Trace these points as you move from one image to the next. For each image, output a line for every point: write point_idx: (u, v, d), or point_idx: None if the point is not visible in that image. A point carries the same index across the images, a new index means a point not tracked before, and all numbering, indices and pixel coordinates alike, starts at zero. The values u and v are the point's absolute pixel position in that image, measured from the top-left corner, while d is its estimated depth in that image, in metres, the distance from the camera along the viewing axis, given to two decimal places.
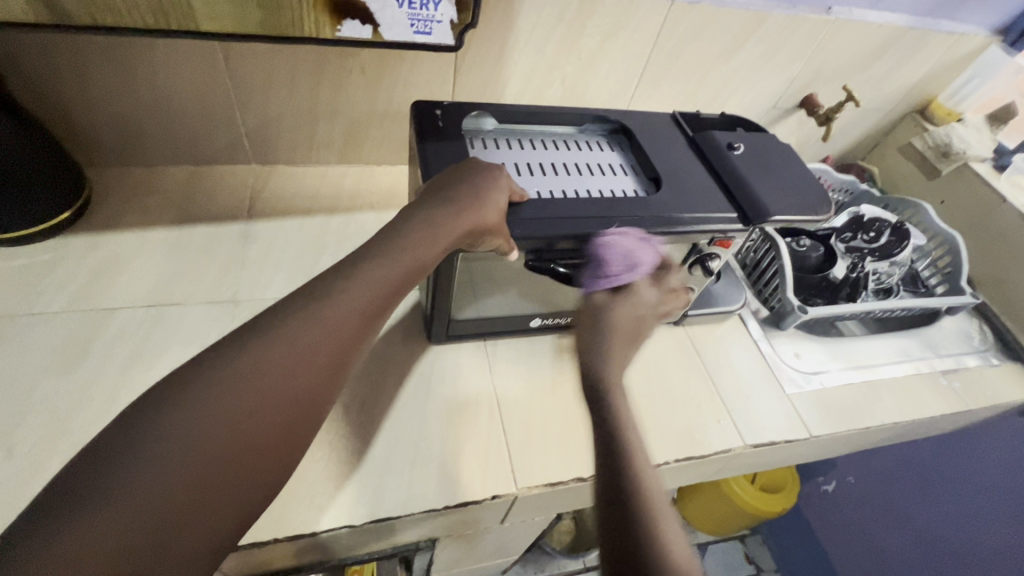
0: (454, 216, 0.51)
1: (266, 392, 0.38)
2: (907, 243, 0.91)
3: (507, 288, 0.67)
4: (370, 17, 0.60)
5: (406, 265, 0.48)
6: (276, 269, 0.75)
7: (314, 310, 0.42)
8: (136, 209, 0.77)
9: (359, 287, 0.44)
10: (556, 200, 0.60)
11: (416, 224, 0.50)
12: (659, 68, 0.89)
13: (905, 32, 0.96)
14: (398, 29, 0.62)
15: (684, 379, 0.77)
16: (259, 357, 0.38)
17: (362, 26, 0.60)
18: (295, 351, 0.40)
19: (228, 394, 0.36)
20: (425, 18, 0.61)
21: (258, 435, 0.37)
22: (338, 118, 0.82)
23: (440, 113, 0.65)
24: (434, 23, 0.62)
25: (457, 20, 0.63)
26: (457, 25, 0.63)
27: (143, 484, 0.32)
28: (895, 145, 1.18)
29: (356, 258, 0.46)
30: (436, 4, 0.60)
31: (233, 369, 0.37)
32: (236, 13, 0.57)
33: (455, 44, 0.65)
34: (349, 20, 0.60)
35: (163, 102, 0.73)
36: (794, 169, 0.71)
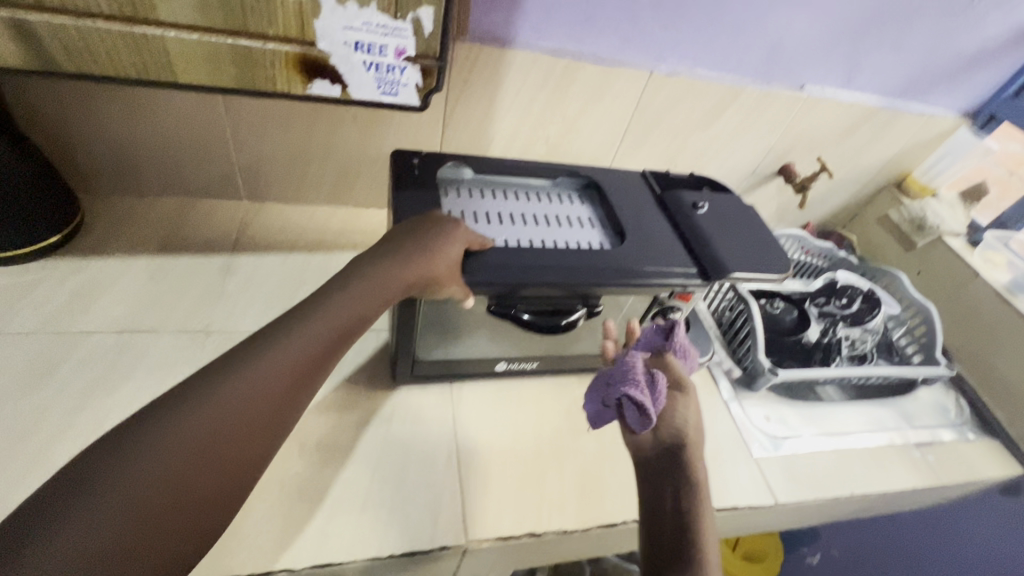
0: (414, 260, 0.53)
1: (221, 426, 0.39)
2: (878, 310, 0.92)
3: (471, 330, 0.67)
4: (339, 78, 0.62)
5: (363, 305, 0.49)
6: (252, 302, 0.76)
7: (272, 347, 0.43)
8: (123, 237, 0.79)
9: (318, 325, 0.46)
10: (519, 248, 0.62)
11: (377, 266, 0.52)
12: (640, 132, 0.94)
13: (876, 110, 1.01)
14: (366, 90, 0.64)
15: None
16: (217, 394, 0.40)
17: (331, 85, 0.63)
18: (252, 387, 0.41)
19: (184, 430, 0.38)
20: (392, 81, 0.63)
21: (209, 470, 0.38)
22: (329, 161, 0.86)
23: (418, 161, 0.68)
24: (400, 86, 0.64)
25: (422, 85, 0.64)
26: (421, 88, 0.65)
27: (92, 520, 0.33)
28: (873, 216, 1.21)
29: (317, 297, 0.48)
30: (402, 69, 0.63)
31: (193, 407, 0.39)
32: (214, 68, 0.59)
33: (421, 105, 0.66)
34: (318, 80, 0.62)
35: (161, 138, 0.77)
36: (755, 230, 0.74)
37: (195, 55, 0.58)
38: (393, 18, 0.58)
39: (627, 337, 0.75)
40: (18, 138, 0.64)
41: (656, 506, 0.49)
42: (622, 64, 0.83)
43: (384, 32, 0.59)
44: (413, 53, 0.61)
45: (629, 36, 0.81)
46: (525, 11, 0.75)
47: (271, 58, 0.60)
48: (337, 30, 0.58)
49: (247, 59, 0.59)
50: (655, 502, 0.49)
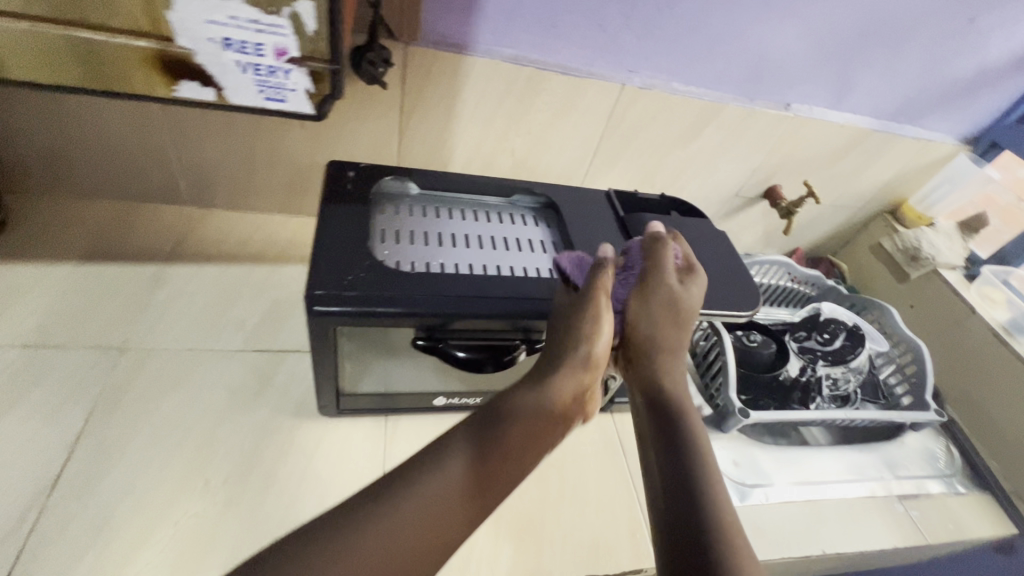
0: (555, 371, 0.52)
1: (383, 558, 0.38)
2: (862, 349, 0.86)
3: (400, 364, 0.60)
4: (210, 79, 0.51)
5: (530, 430, 0.49)
6: (178, 318, 0.70)
7: (457, 471, 0.44)
8: (49, 242, 0.74)
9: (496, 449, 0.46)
10: (456, 274, 0.56)
11: (521, 389, 0.51)
12: (613, 148, 0.88)
13: (869, 133, 0.95)
14: (246, 94, 0.53)
15: (602, 481, 0.69)
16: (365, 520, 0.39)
17: (202, 88, 0.52)
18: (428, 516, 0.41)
19: (330, 561, 0.37)
20: (275, 85, 0.52)
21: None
22: (278, 169, 0.81)
23: (354, 174, 0.63)
24: (287, 91, 0.53)
25: (314, 90, 0.54)
26: (313, 95, 0.54)
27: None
28: (865, 244, 1.14)
29: (514, 416, 0.49)
30: (285, 72, 0.52)
31: (326, 539, 0.38)
32: (49, 65, 0.48)
33: (316, 113, 0.56)
34: (185, 81, 0.51)
35: (94, 139, 0.73)
36: (723, 263, 0.69)
37: (22, 50, 0.47)
38: (268, 15, 0.47)
39: None
40: None
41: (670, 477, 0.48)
42: (592, 75, 0.78)
43: (258, 31, 0.48)
44: (297, 54, 0.50)
45: (598, 46, 0.76)
46: (485, 15, 0.70)
47: (120, 54, 0.48)
48: (199, 25, 0.47)
49: (88, 54, 0.48)
50: (667, 474, 0.48)
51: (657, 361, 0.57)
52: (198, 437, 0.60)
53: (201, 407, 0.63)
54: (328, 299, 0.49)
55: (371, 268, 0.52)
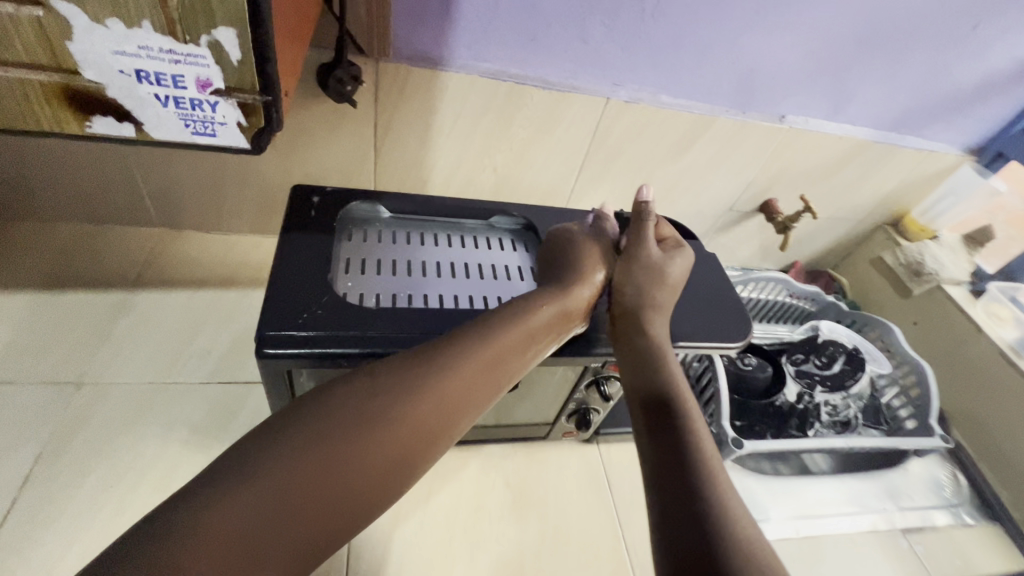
0: (538, 299, 0.50)
1: (362, 454, 0.36)
2: (862, 374, 0.81)
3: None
4: (125, 113, 0.36)
5: (516, 338, 0.46)
6: (140, 348, 0.67)
7: (440, 378, 0.41)
8: (8, 268, 0.71)
9: (481, 357, 0.44)
10: (422, 308, 0.53)
11: (504, 309, 0.49)
12: (600, 163, 0.85)
13: (868, 144, 0.91)
14: (165, 129, 0.38)
15: (585, 519, 0.65)
16: (343, 415, 0.37)
17: (119, 123, 0.37)
18: (409, 416, 0.39)
19: (303, 451, 0.35)
20: (197, 119, 0.37)
21: (329, 500, 0.35)
22: (249, 189, 0.78)
23: (318, 200, 0.59)
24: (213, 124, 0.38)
25: (245, 122, 0.38)
26: (246, 127, 0.38)
27: (195, 540, 0.30)
28: (866, 257, 1.10)
29: (483, 326, 0.46)
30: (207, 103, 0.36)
31: (302, 431, 0.36)
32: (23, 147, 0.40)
33: (254, 149, 0.41)
34: (98, 116, 0.36)
35: (53, 161, 0.70)
36: (711, 287, 0.65)
37: None
38: (183, 42, 0.33)
39: (560, 407, 0.64)
40: None
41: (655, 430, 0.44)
42: (575, 89, 0.75)
43: (170, 58, 0.33)
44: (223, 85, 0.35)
45: (581, 58, 0.72)
46: (460, 29, 0.66)
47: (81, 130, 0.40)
48: (108, 57, 0.32)
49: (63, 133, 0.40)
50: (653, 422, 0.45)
51: (633, 323, 0.54)
52: (154, 478, 0.57)
53: (158, 445, 0.59)
54: (280, 340, 0.46)
55: (329, 304, 0.49)
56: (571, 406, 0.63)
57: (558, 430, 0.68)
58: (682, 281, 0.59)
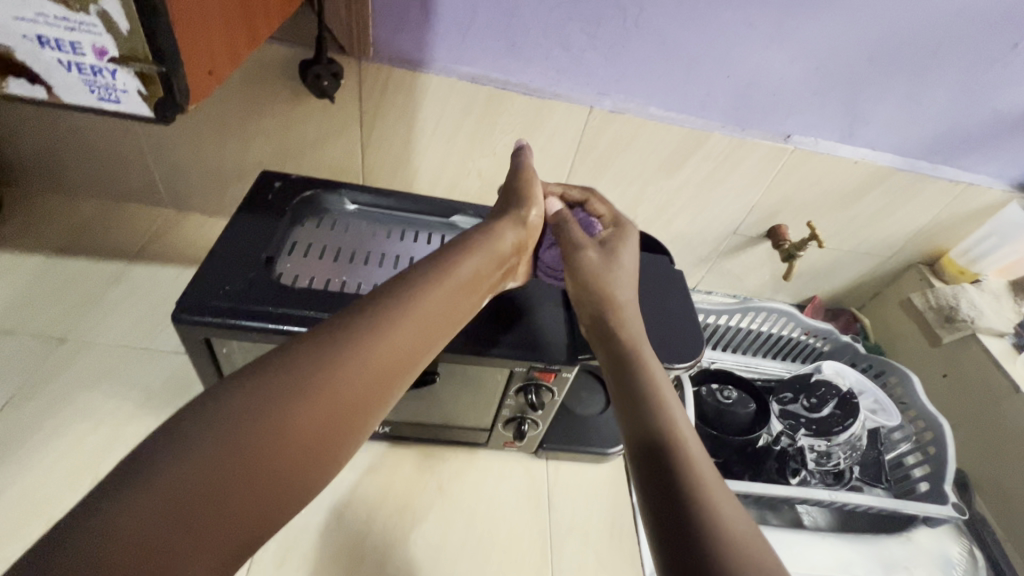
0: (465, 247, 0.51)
1: (297, 427, 0.36)
2: (853, 422, 0.71)
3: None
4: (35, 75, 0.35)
5: (440, 310, 0.47)
6: (123, 316, 0.72)
7: (376, 348, 0.42)
8: (31, 234, 0.79)
9: (407, 324, 0.44)
10: (348, 294, 0.53)
11: (426, 265, 0.49)
12: (587, 175, 0.83)
13: (891, 172, 0.83)
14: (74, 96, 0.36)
15: (514, 535, 0.62)
16: (265, 390, 0.37)
17: (31, 85, 0.35)
18: (338, 385, 0.39)
19: (233, 430, 0.35)
20: (102, 87, 0.36)
21: (269, 473, 0.35)
22: (246, 178, 0.83)
23: (279, 185, 0.62)
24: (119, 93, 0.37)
25: (146, 93, 0.36)
26: (147, 98, 0.37)
27: (126, 533, 0.30)
28: (895, 298, 1.00)
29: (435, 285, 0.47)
30: (108, 69, 0.35)
31: (223, 412, 0.35)
32: None
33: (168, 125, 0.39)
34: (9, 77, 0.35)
35: (77, 141, 0.77)
36: (668, 304, 0.61)
37: None
38: (75, 10, 0.32)
39: (497, 413, 0.61)
40: None
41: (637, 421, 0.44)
42: (557, 97, 0.74)
43: (66, 25, 0.33)
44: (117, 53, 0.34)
45: (562, 66, 0.71)
46: (438, 32, 0.68)
47: None
48: (7, 22, 0.32)
49: None
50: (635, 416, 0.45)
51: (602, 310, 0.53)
52: (102, 435, 0.61)
53: (113, 405, 0.63)
54: (198, 309, 0.48)
55: (253, 280, 0.51)
56: (507, 412, 0.60)
57: (498, 439, 0.65)
58: (636, 267, 0.60)
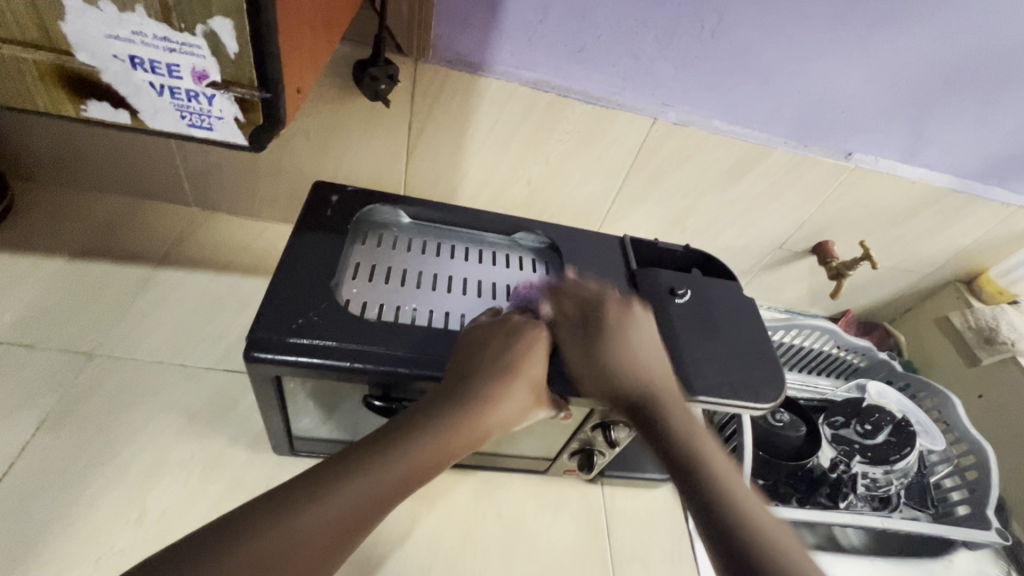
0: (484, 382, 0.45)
1: (299, 553, 0.36)
2: (910, 451, 0.72)
3: (354, 415, 0.54)
4: (119, 98, 0.33)
5: (476, 418, 0.44)
6: (154, 328, 0.68)
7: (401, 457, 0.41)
8: (47, 234, 0.74)
9: (426, 451, 0.42)
10: (423, 325, 0.50)
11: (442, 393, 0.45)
12: (640, 186, 0.80)
13: (947, 193, 0.82)
14: (163, 122, 0.34)
15: (577, 567, 0.61)
16: (295, 518, 0.37)
17: (113, 109, 0.33)
18: (345, 515, 0.38)
19: (247, 552, 0.35)
20: (194, 112, 0.34)
21: None
22: (280, 179, 0.77)
23: (336, 200, 0.58)
24: (211, 119, 0.34)
25: (242, 120, 0.34)
26: (243, 125, 0.34)
27: None
28: (930, 314, 1.00)
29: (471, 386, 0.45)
30: (203, 94, 0.33)
31: (241, 541, 0.35)
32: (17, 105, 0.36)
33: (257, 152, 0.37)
34: (92, 100, 0.33)
35: (99, 136, 0.71)
36: (744, 334, 0.59)
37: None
38: (178, 29, 0.30)
39: (563, 443, 0.60)
40: None
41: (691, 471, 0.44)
42: (620, 106, 0.70)
43: (165, 46, 0.30)
44: (218, 77, 0.32)
45: (630, 74, 0.68)
46: (503, 34, 0.63)
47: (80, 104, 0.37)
48: (100, 41, 0.30)
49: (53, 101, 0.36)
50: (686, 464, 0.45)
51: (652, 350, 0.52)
52: (143, 463, 0.57)
53: (154, 428, 0.59)
54: (270, 345, 0.44)
55: (325, 311, 0.47)
56: (575, 444, 0.58)
57: (559, 467, 0.64)
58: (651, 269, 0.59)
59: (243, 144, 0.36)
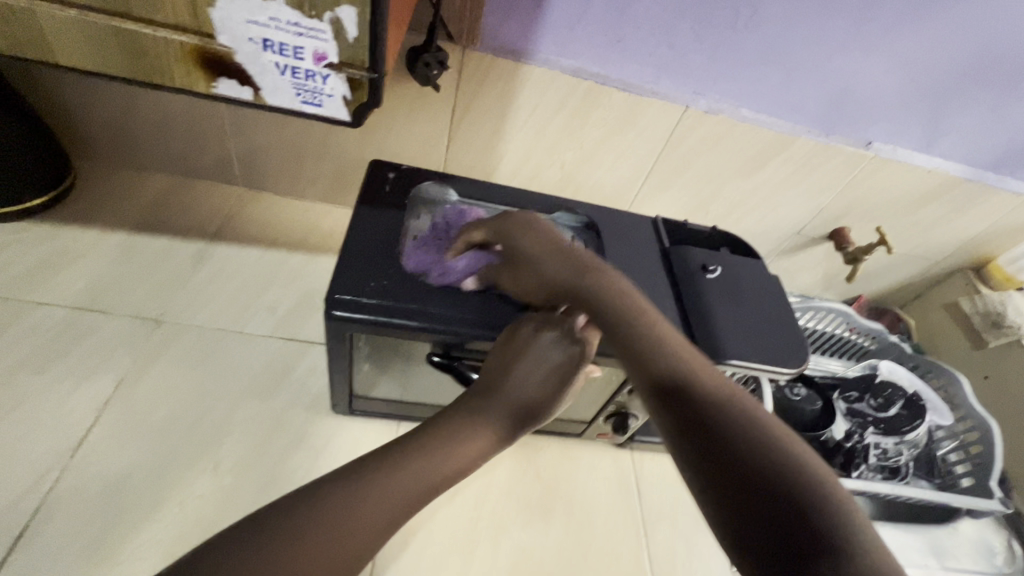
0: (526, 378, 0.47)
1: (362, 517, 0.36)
2: (920, 422, 0.77)
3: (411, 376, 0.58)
4: (247, 76, 0.42)
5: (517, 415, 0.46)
6: (212, 299, 0.72)
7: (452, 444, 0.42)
8: (108, 210, 0.78)
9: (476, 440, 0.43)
10: (478, 291, 0.54)
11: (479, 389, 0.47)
12: (668, 171, 0.84)
13: (960, 182, 0.85)
14: (281, 97, 0.44)
15: (609, 523, 0.66)
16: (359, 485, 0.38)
17: (240, 86, 0.43)
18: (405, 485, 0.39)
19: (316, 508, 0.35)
20: (311, 89, 0.43)
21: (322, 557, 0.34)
22: (326, 161, 0.81)
23: (393, 177, 0.62)
24: (323, 96, 0.44)
25: (350, 97, 0.44)
26: (350, 102, 0.44)
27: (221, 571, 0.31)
28: (939, 300, 1.04)
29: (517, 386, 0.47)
30: (320, 74, 0.42)
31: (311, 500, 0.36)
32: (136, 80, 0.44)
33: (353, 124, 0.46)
34: (223, 78, 0.43)
35: (158, 118, 0.75)
36: (770, 308, 0.63)
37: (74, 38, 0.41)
38: (309, 17, 0.39)
39: (599, 407, 0.64)
40: (14, 104, 0.66)
41: (688, 416, 0.39)
42: (654, 94, 0.74)
43: (295, 32, 0.39)
44: (336, 58, 0.41)
45: (665, 64, 0.71)
46: (547, 24, 0.67)
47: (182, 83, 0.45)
48: (242, 26, 0.39)
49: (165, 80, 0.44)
50: (685, 411, 0.40)
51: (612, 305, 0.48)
52: (213, 420, 0.61)
53: (220, 390, 0.64)
54: (348, 305, 0.49)
55: (395, 277, 0.52)
56: (611, 407, 0.63)
57: (593, 431, 0.69)
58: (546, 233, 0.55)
59: (345, 118, 0.45)
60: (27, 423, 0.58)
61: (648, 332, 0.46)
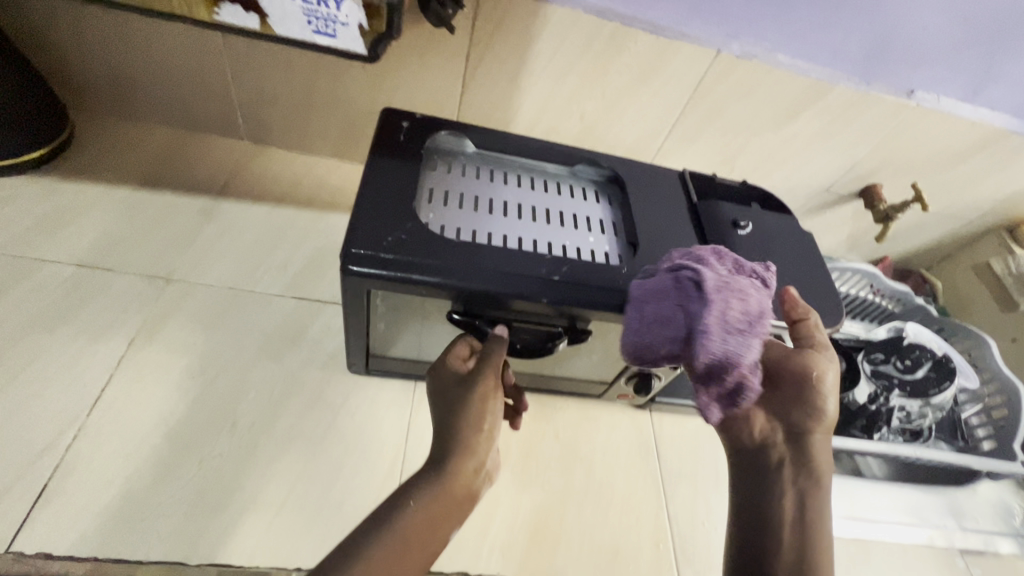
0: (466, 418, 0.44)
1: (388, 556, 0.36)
2: (949, 384, 0.75)
3: (430, 334, 0.56)
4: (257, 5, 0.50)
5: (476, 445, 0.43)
6: (222, 256, 0.70)
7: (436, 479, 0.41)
8: (112, 164, 0.75)
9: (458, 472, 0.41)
10: (501, 247, 0.51)
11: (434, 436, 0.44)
12: (695, 121, 0.80)
13: (1006, 134, 0.79)
14: (292, 23, 0.51)
15: (630, 481, 0.65)
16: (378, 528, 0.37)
17: (245, 13, 0.51)
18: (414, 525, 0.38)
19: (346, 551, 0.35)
20: (325, 16, 0.51)
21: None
22: (333, 112, 0.77)
23: (408, 125, 0.59)
24: (337, 25, 0.51)
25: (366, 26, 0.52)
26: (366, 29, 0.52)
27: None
28: (969, 261, 1.01)
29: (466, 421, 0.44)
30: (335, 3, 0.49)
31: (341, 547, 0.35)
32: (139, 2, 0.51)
33: (366, 53, 0.54)
34: (226, 4, 0.50)
35: (156, 64, 0.71)
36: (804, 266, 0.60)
37: None
38: None
39: (622, 367, 0.62)
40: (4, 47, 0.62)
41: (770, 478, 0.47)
42: (683, 37, 0.68)
43: None
44: None
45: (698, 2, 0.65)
46: None
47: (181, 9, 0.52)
48: None
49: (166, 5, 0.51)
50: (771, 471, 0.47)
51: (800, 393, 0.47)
52: (229, 379, 0.61)
53: (235, 348, 0.63)
54: (366, 259, 0.46)
55: (413, 231, 0.49)
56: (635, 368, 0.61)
57: (614, 391, 0.67)
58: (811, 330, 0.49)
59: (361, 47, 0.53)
60: (41, 381, 0.57)
61: (810, 479, 0.46)
